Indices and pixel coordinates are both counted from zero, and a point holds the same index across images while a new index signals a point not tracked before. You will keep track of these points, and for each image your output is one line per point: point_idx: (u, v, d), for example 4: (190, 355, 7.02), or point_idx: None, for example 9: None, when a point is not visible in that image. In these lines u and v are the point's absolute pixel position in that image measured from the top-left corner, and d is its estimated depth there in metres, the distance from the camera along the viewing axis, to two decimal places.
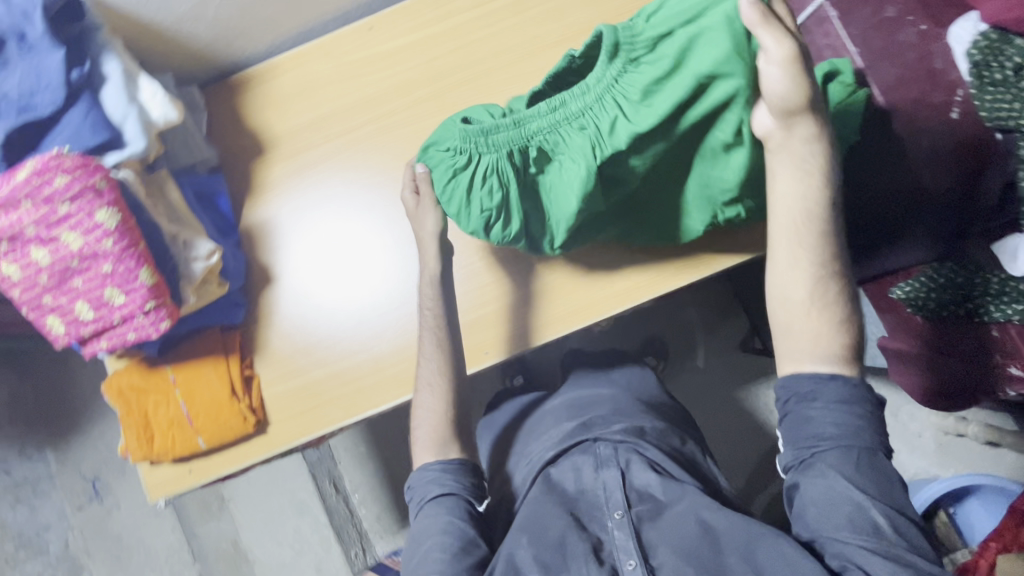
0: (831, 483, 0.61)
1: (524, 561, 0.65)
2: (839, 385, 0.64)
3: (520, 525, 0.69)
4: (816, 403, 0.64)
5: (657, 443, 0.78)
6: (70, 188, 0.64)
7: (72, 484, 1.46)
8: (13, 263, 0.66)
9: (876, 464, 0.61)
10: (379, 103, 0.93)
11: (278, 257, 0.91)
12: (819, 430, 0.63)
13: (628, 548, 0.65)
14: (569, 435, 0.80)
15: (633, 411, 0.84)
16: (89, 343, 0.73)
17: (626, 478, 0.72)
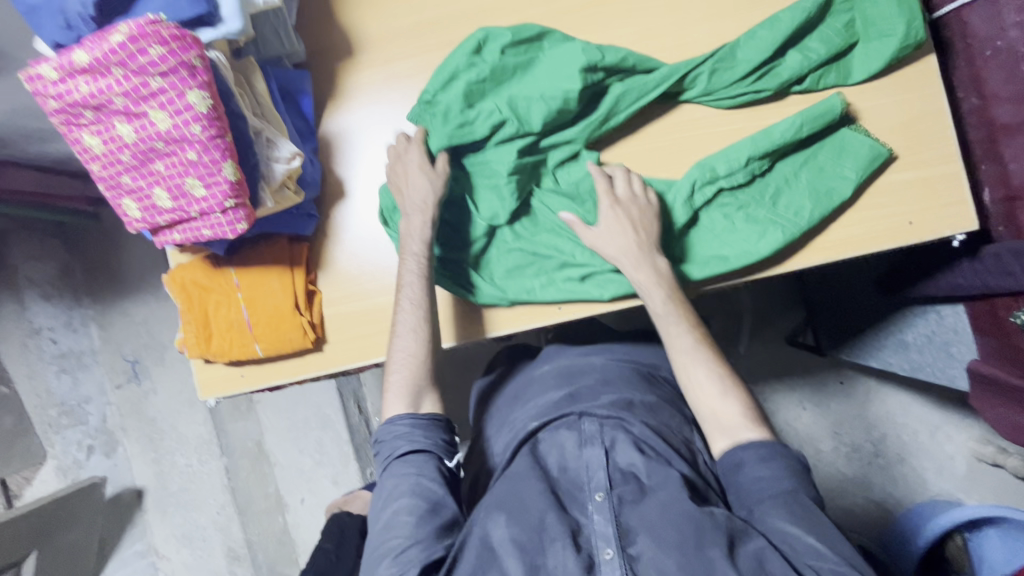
0: (777, 525, 0.62)
1: (500, 543, 0.63)
2: (759, 448, 0.69)
3: (495, 504, 0.67)
4: (747, 468, 0.68)
5: (642, 419, 0.76)
6: (165, 61, 0.58)
7: (113, 362, 1.50)
8: (96, 135, 0.62)
9: (805, 504, 0.64)
10: (485, 17, 0.84)
11: (349, 172, 0.86)
12: (751, 487, 0.67)
13: (607, 536, 0.63)
14: (554, 406, 0.78)
15: (620, 381, 0.82)
16: (163, 232, 0.70)
17: (610, 458, 0.70)
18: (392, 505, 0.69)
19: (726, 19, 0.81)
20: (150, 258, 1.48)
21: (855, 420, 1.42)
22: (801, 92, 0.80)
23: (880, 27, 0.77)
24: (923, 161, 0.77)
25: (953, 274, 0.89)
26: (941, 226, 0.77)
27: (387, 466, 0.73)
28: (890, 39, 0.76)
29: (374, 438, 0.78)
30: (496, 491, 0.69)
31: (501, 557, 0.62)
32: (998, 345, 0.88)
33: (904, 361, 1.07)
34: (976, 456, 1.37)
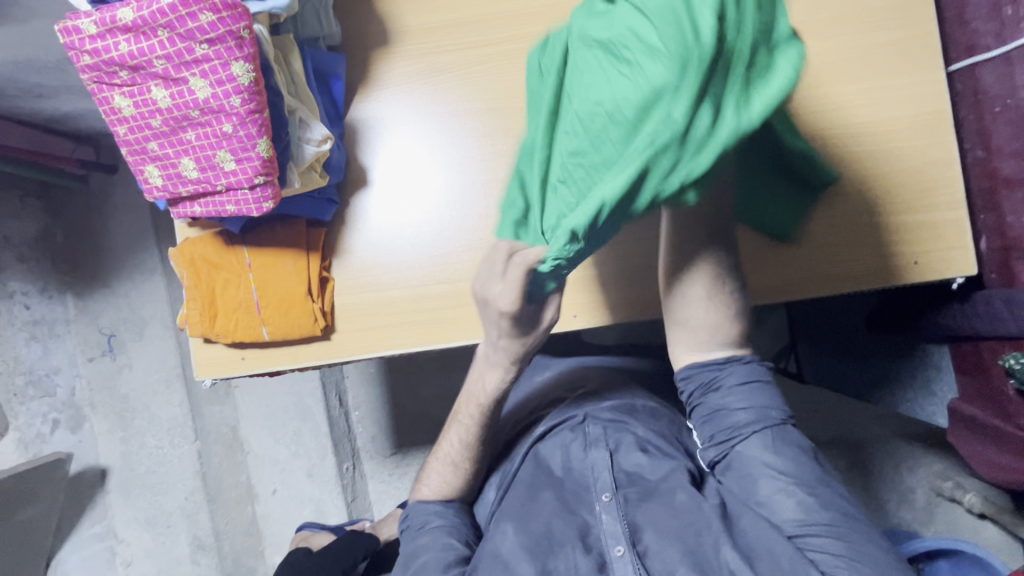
0: (762, 473, 0.66)
1: (510, 553, 0.67)
2: (739, 369, 0.71)
3: (501, 515, 0.72)
4: (724, 395, 0.71)
5: (647, 422, 0.77)
6: (213, 29, 0.56)
7: (87, 335, 1.43)
8: (128, 97, 0.60)
9: (787, 440, 0.68)
10: (524, 19, 0.84)
11: (373, 159, 0.85)
12: (729, 426, 0.69)
13: (616, 534, 0.66)
14: (558, 413, 0.81)
15: (624, 389, 0.84)
16: (184, 204, 0.68)
17: (614, 459, 0.73)
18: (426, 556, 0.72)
19: None
20: (138, 230, 1.42)
21: (828, 448, 1.47)
22: (824, 129, 0.82)
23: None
24: (932, 205, 0.81)
25: (941, 314, 0.93)
26: (943, 267, 0.81)
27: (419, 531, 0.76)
28: None
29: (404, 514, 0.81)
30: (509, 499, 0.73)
31: (512, 562, 0.66)
32: (978, 387, 0.92)
33: (886, 395, 1.11)
34: (936, 489, 1.43)
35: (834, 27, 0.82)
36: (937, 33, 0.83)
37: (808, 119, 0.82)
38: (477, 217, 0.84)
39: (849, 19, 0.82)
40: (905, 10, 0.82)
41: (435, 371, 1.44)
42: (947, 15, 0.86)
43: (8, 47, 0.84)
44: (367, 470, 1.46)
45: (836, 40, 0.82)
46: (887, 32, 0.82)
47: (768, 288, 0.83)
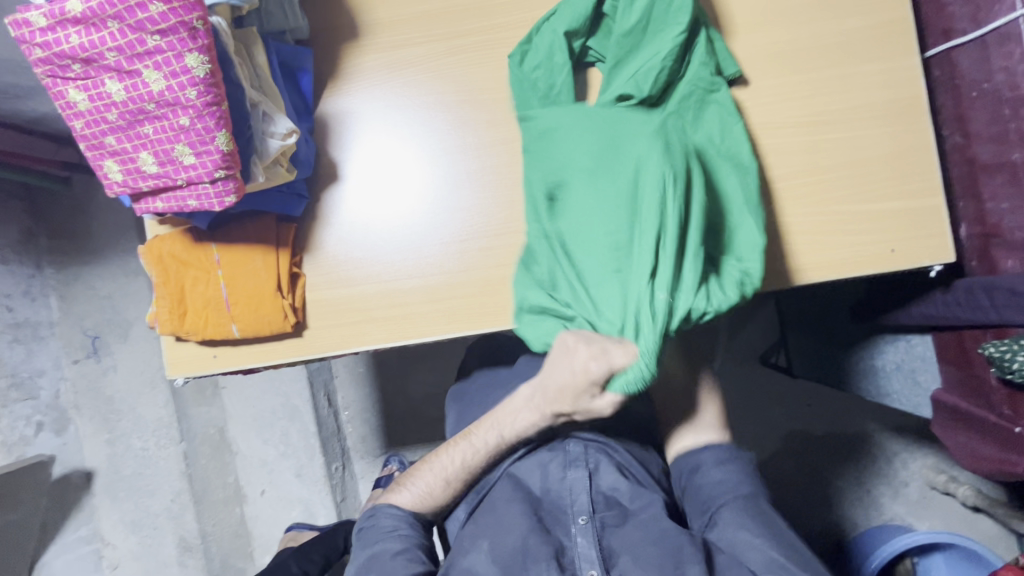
0: (735, 531, 0.67)
1: (483, 569, 0.67)
2: (715, 450, 0.75)
3: (475, 532, 0.70)
4: (702, 469, 0.74)
5: (626, 451, 0.77)
6: (165, 19, 0.55)
7: (72, 337, 1.43)
8: (81, 90, 0.59)
9: (758, 508, 0.69)
10: (495, 11, 0.83)
11: (345, 154, 0.84)
12: (709, 492, 0.72)
13: (591, 557, 0.66)
14: (540, 429, 0.80)
15: (603, 407, 0.83)
16: (146, 199, 0.67)
17: (593, 480, 0.72)
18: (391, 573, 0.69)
19: (733, 37, 0.82)
20: (123, 231, 1.42)
21: (820, 442, 1.46)
22: (799, 116, 0.81)
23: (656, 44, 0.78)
24: (909, 192, 0.80)
25: (923, 303, 0.91)
26: (921, 255, 0.80)
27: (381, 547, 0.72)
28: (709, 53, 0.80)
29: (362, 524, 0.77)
30: None
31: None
32: (962, 377, 0.91)
33: (872, 387, 1.10)
34: (930, 483, 1.42)
35: (807, 14, 0.81)
36: (912, 18, 0.82)
37: (782, 107, 0.81)
38: (449, 213, 0.83)
39: (822, 6, 0.81)
40: None
41: (423, 369, 1.43)
42: (923, 1, 0.85)
43: None
44: (356, 469, 1.45)
45: (809, 27, 0.81)
46: (860, 18, 0.81)
47: None
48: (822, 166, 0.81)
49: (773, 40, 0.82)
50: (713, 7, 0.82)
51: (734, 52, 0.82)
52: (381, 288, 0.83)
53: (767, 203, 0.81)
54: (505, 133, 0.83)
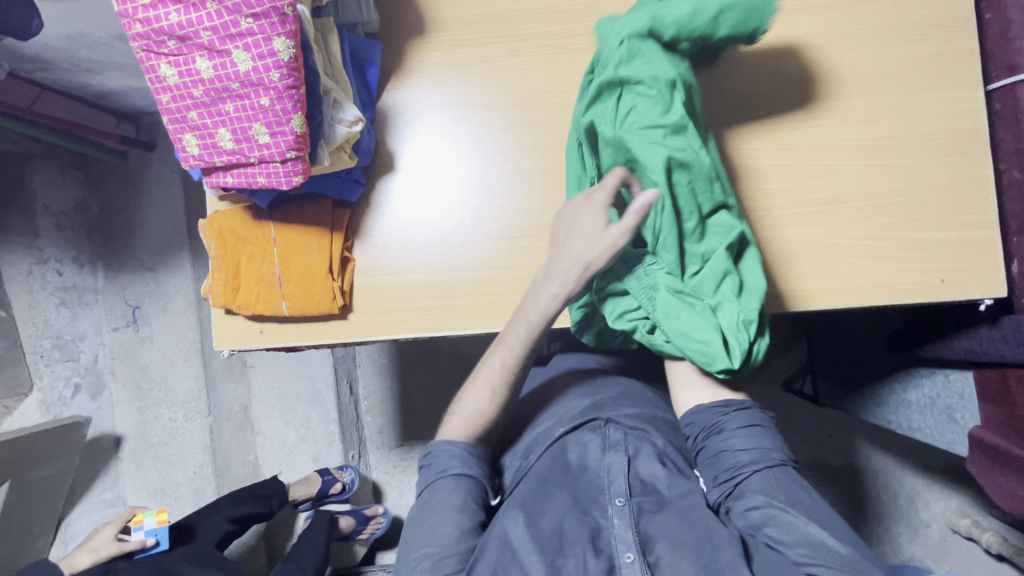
0: (763, 505, 0.64)
1: (520, 542, 0.63)
2: (740, 413, 0.73)
3: (514, 505, 0.67)
4: (722, 438, 0.72)
5: (664, 435, 0.78)
6: (260, 4, 0.59)
7: (114, 305, 1.48)
8: (172, 65, 0.62)
9: (790, 480, 0.67)
10: (560, 17, 0.85)
11: (401, 145, 0.87)
12: (732, 459, 0.69)
13: (627, 540, 0.64)
14: (580, 414, 0.80)
15: (643, 400, 0.85)
16: (217, 173, 0.70)
17: (631, 465, 0.72)
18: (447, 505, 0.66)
19: (793, 59, 0.83)
20: (171, 207, 1.46)
21: (841, 473, 1.43)
22: (855, 140, 0.82)
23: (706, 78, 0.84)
24: (963, 223, 0.80)
25: (968, 338, 0.90)
26: (971, 288, 0.79)
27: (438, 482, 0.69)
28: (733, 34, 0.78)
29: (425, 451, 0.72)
30: (518, 491, 0.70)
31: (522, 556, 0.62)
32: (1002, 417, 0.88)
33: (905, 420, 1.07)
34: (952, 527, 1.38)
35: (868, 41, 0.82)
36: (978, 50, 0.82)
37: (839, 131, 0.82)
38: (497, 210, 0.85)
39: (886, 34, 0.82)
40: (944, 26, 0.81)
41: (447, 367, 1.45)
42: (989, 33, 0.83)
43: (64, 21, 0.87)
44: (371, 460, 1.47)
45: (869, 53, 0.82)
46: (922, 48, 0.81)
47: (795, 298, 0.82)
48: (875, 193, 0.81)
49: (832, 64, 0.82)
50: (776, 27, 0.83)
51: (794, 71, 0.82)
52: (425, 278, 0.85)
53: (816, 224, 0.82)
54: (559, 137, 0.85)
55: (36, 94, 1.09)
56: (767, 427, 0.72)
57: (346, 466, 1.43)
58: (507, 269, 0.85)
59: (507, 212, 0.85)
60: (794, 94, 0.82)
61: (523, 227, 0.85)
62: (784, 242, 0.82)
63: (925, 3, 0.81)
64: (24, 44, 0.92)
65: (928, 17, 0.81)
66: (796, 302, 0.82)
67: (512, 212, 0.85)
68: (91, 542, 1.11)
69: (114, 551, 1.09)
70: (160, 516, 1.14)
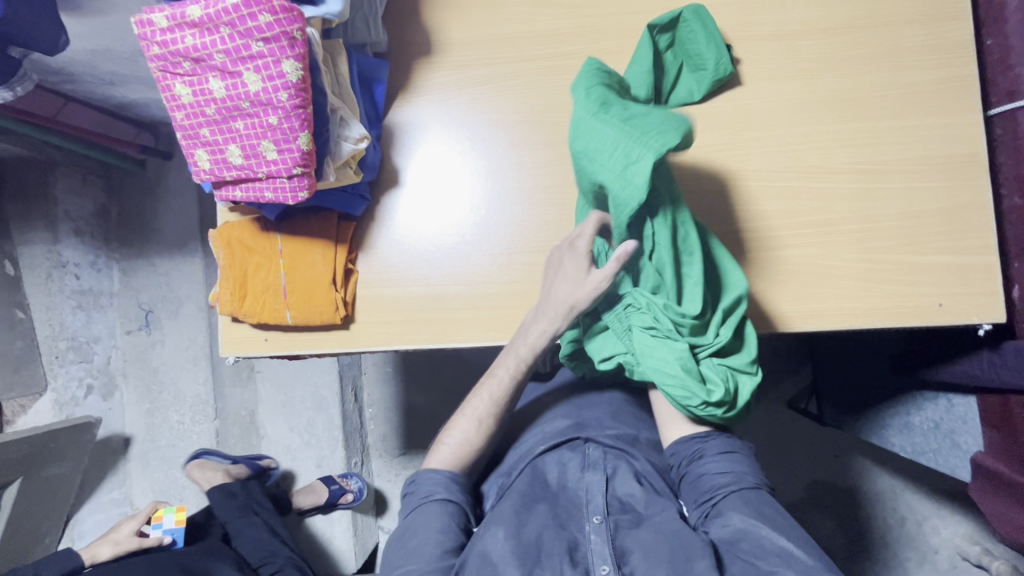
0: (737, 520, 0.65)
1: (499, 556, 0.64)
2: (719, 440, 0.76)
3: (492, 521, 0.68)
4: (703, 459, 0.75)
5: (643, 456, 0.79)
6: (270, 28, 0.61)
7: (128, 309, 1.52)
8: (186, 85, 0.65)
9: (765, 500, 0.68)
10: (563, 40, 0.87)
11: (406, 161, 0.89)
12: (711, 480, 0.72)
13: (603, 553, 0.64)
14: (560, 433, 0.83)
15: (627, 418, 0.87)
16: (226, 187, 0.73)
17: (609, 484, 0.73)
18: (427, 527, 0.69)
19: (792, 83, 0.84)
20: (185, 214, 1.50)
21: (846, 495, 1.41)
22: (853, 163, 0.82)
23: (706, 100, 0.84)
24: (961, 248, 0.80)
25: (969, 362, 0.90)
26: (969, 312, 0.79)
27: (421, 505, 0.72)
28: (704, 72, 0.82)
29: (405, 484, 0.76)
30: (501, 507, 0.71)
31: (501, 566, 0.63)
32: (1005, 442, 0.87)
33: (907, 443, 1.06)
34: (961, 553, 1.35)
35: (866, 66, 0.83)
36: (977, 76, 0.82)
37: (836, 154, 0.83)
38: (498, 225, 0.87)
39: (884, 59, 0.83)
40: (942, 52, 0.82)
41: (450, 376, 1.46)
42: (990, 59, 0.83)
43: (88, 38, 0.91)
44: (374, 467, 1.49)
45: (867, 78, 0.83)
46: (921, 73, 0.82)
47: (791, 318, 0.82)
48: (874, 216, 0.81)
49: (830, 89, 0.83)
50: (775, 50, 0.84)
51: (792, 95, 0.84)
52: (426, 291, 0.87)
53: (814, 245, 0.82)
54: (559, 156, 0.87)
55: (60, 105, 1.14)
56: (744, 454, 0.75)
57: (351, 474, 1.45)
58: (507, 284, 0.86)
59: (507, 228, 0.87)
60: (792, 117, 0.83)
61: (524, 243, 0.86)
62: (781, 263, 0.83)
63: (923, 30, 0.82)
64: (50, 58, 0.96)
65: (926, 43, 0.82)
66: (793, 322, 0.82)
67: (513, 228, 0.87)
68: (112, 535, 1.17)
69: (134, 547, 1.15)
70: (178, 516, 1.21)
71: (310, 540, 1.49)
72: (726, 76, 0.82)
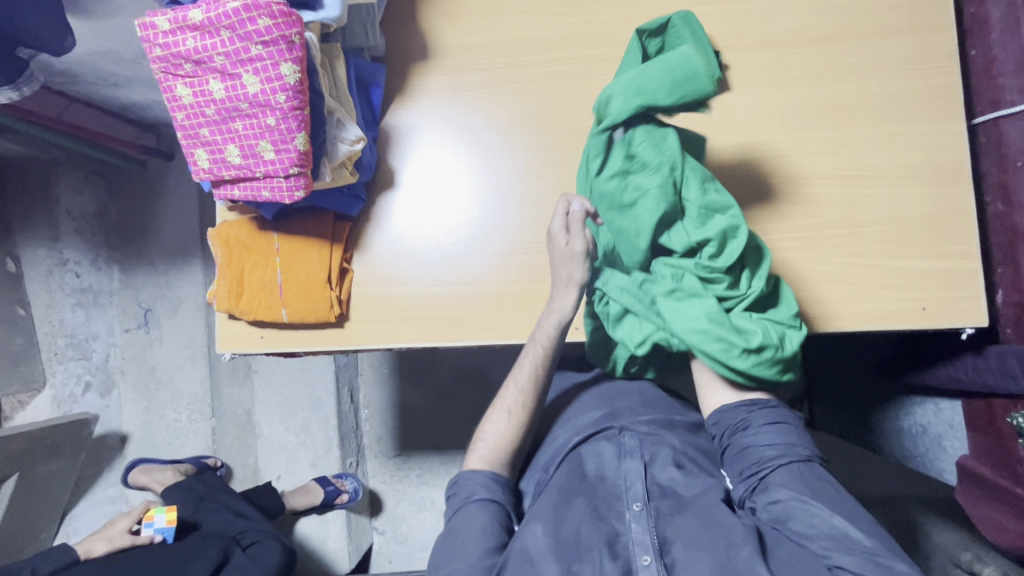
0: (785, 496, 0.67)
1: (538, 552, 0.65)
2: (766, 412, 0.76)
3: (530, 517, 0.69)
4: (751, 431, 0.75)
5: (680, 438, 0.81)
6: (269, 33, 0.63)
7: (127, 307, 1.53)
8: (188, 87, 0.67)
9: (815, 472, 0.69)
10: (556, 46, 0.89)
11: (402, 162, 0.91)
12: (761, 452, 0.72)
13: (644, 543, 0.65)
14: (593, 424, 0.83)
15: (657, 404, 0.87)
16: (224, 186, 0.74)
17: (648, 471, 0.74)
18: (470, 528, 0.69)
19: (779, 90, 0.85)
20: (185, 214, 1.52)
21: None
22: (839, 169, 0.84)
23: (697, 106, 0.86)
24: (944, 253, 0.81)
25: (953, 366, 0.91)
26: (953, 316, 0.80)
27: (463, 506, 0.73)
28: None
29: (450, 480, 0.77)
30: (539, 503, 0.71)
31: (540, 563, 0.64)
32: (989, 446, 0.88)
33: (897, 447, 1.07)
34: None
35: (852, 74, 0.85)
36: (961, 85, 0.84)
37: (823, 160, 0.84)
38: (493, 226, 0.89)
39: (869, 69, 0.85)
40: (928, 62, 0.84)
41: (445, 378, 1.48)
42: (974, 69, 0.85)
43: (93, 40, 0.94)
44: (368, 467, 1.50)
45: (853, 86, 0.85)
46: (904, 83, 0.84)
47: None
48: (859, 222, 0.83)
49: (818, 96, 0.85)
50: (765, 58, 0.86)
51: (781, 102, 0.85)
52: (419, 290, 0.89)
53: (799, 249, 0.84)
54: (552, 159, 0.89)
55: (66, 103, 1.17)
56: (792, 425, 0.75)
57: (345, 474, 1.45)
58: (499, 285, 0.88)
59: (503, 228, 0.88)
60: (780, 124, 0.85)
61: (517, 244, 0.88)
62: (767, 267, 0.84)
63: (908, 41, 0.84)
64: (56, 59, 0.99)
65: (910, 53, 0.84)
66: None
67: (507, 229, 0.88)
68: (107, 531, 1.16)
69: (127, 544, 1.15)
70: (171, 515, 1.19)
71: (303, 542, 1.48)
72: (714, 81, 0.84)
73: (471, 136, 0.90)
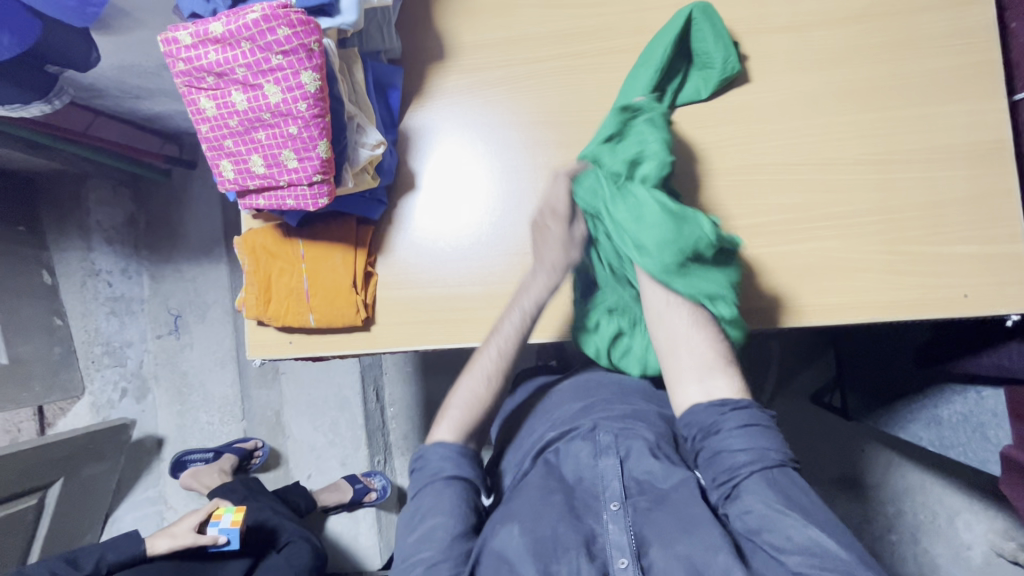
0: (759, 507, 0.60)
1: (515, 554, 0.60)
2: (739, 412, 0.67)
3: (505, 516, 0.64)
4: (724, 434, 0.66)
5: (654, 427, 0.73)
6: (288, 42, 0.63)
7: (157, 314, 1.57)
8: (211, 99, 0.68)
9: (790, 479, 0.63)
10: (574, 40, 0.88)
11: (422, 164, 0.91)
12: (733, 459, 0.64)
13: (621, 545, 0.61)
14: (570, 418, 0.77)
15: (636, 396, 0.80)
16: (249, 196, 0.75)
17: (624, 467, 0.67)
18: (433, 515, 0.65)
19: (806, 75, 0.83)
20: (209, 221, 1.54)
21: (870, 492, 1.37)
22: (870, 154, 0.81)
23: (719, 96, 0.84)
24: (984, 237, 0.78)
25: (998, 353, 0.88)
26: (996, 302, 0.77)
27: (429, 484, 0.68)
28: (709, 69, 0.82)
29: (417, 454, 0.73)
30: (515, 499, 0.66)
31: (517, 565, 0.59)
32: None
33: (936, 437, 1.03)
34: (995, 549, 1.30)
35: (883, 55, 0.82)
36: (1000, 62, 0.80)
37: (853, 145, 0.82)
38: (513, 225, 0.88)
39: (902, 49, 0.81)
40: (964, 38, 0.80)
41: None
42: (1014, 43, 0.81)
43: (116, 56, 0.95)
44: (395, 465, 1.52)
45: (884, 67, 0.81)
46: (939, 62, 0.80)
47: (803, 312, 0.82)
48: (893, 208, 0.80)
49: (847, 79, 0.82)
50: (791, 42, 0.83)
51: (808, 87, 0.83)
52: (441, 291, 0.89)
53: (829, 238, 0.81)
54: (571, 155, 0.88)
55: (91, 118, 1.18)
56: (767, 425, 0.67)
57: (374, 473, 1.48)
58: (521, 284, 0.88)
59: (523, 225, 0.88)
60: (807, 110, 0.83)
61: None
62: (797, 257, 0.82)
63: (944, 16, 0.80)
64: (81, 76, 1.00)
65: (945, 30, 0.80)
66: (806, 316, 0.82)
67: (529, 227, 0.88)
68: (172, 528, 1.17)
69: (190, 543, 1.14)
70: (236, 516, 1.15)
71: (334, 539, 1.51)
72: (732, 74, 0.82)
73: (491, 134, 0.90)
